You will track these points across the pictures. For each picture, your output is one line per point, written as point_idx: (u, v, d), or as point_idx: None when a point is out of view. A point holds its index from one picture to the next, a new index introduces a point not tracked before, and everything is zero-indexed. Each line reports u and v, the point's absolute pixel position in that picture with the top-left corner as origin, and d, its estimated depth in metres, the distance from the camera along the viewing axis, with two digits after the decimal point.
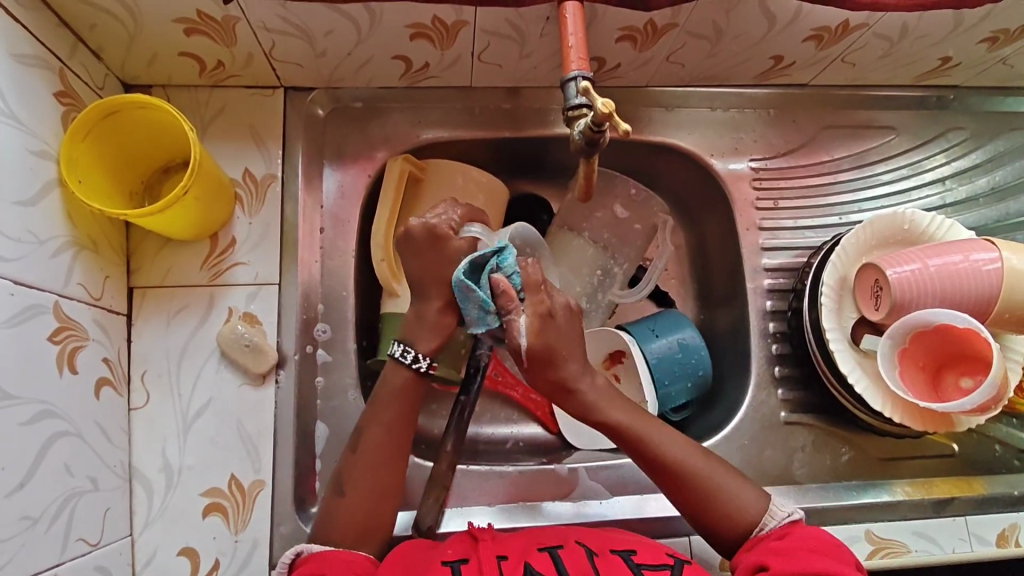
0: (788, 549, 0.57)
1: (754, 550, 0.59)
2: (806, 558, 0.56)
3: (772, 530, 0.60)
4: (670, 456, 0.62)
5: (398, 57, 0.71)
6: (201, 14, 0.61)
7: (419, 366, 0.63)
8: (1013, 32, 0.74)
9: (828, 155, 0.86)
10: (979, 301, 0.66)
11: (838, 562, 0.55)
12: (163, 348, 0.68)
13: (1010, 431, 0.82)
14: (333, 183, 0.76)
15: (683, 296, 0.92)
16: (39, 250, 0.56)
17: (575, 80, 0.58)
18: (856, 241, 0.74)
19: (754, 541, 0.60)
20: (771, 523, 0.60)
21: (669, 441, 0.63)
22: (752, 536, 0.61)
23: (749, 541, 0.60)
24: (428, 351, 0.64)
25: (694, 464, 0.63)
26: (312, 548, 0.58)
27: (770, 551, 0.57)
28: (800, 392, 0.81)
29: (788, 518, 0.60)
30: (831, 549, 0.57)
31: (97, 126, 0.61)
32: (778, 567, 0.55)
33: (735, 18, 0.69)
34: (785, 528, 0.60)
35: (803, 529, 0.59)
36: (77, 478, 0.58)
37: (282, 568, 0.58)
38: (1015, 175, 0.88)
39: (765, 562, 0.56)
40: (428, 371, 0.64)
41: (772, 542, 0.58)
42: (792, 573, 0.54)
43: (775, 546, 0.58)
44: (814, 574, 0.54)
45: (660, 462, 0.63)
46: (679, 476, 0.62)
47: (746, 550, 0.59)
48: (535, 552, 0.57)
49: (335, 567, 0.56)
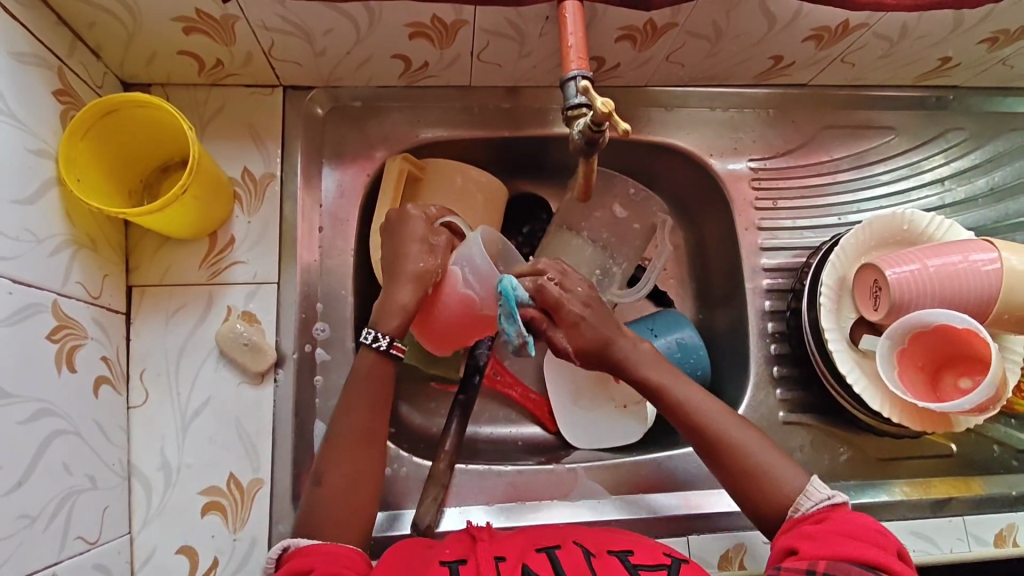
0: (821, 535, 0.56)
1: (789, 533, 0.58)
2: (839, 545, 0.54)
3: (809, 512, 0.58)
4: (713, 427, 0.63)
5: (398, 56, 0.71)
6: (200, 13, 0.61)
7: (380, 346, 0.62)
8: (1013, 33, 0.74)
9: (828, 156, 0.86)
10: (978, 302, 0.66)
11: (870, 547, 0.54)
12: (161, 347, 0.68)
13: (1008, 431, 0.82)
14: (332, 183, 0.76)
15: (682, 296, 0.92)
16: (37, 249, 0.56)
17: (575, 80, 0.58)
18: (855, 241, 0.74)
19: (791, 523, 0.59)
20: (807, 504, 0.59)
21: (717, 415, 0.64)
22: (787, 518, 0.60)
23: (787, 522, 0.60)
24: (390, 331, 0.62)
25: (737, 440, 0.63)
26: (300, 543, 0.57)
27: (804, 534, 0.56)
28: (799, 392, 0.81)
29: (828, 501, 0.58)
30: (867, 534, 0.55)
31: (96, 125, 0.61)
32: (807, 551, 0.54)
33: (735, 18, 0.69)
34: (824, 511, 0.58)
35: (844, 513, 0.57)
36: (75, 477, 0.58)
37: (270, 563, 0.57)
38: (1014, 176, 0.88)
39: (796, 547, 0.55)
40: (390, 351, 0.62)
41: (807, 526, 0.57)
42: (821, 557, 0.53)
43: (807, 530, 0.57)
44: (845, 562, 0.53)
45: (705, 435, 0.63)
46: (723, 450, 0.63)
47: (785, 531, 0.59)
48: (532, 553, 0.56)
49: (328, 562, 0.55)
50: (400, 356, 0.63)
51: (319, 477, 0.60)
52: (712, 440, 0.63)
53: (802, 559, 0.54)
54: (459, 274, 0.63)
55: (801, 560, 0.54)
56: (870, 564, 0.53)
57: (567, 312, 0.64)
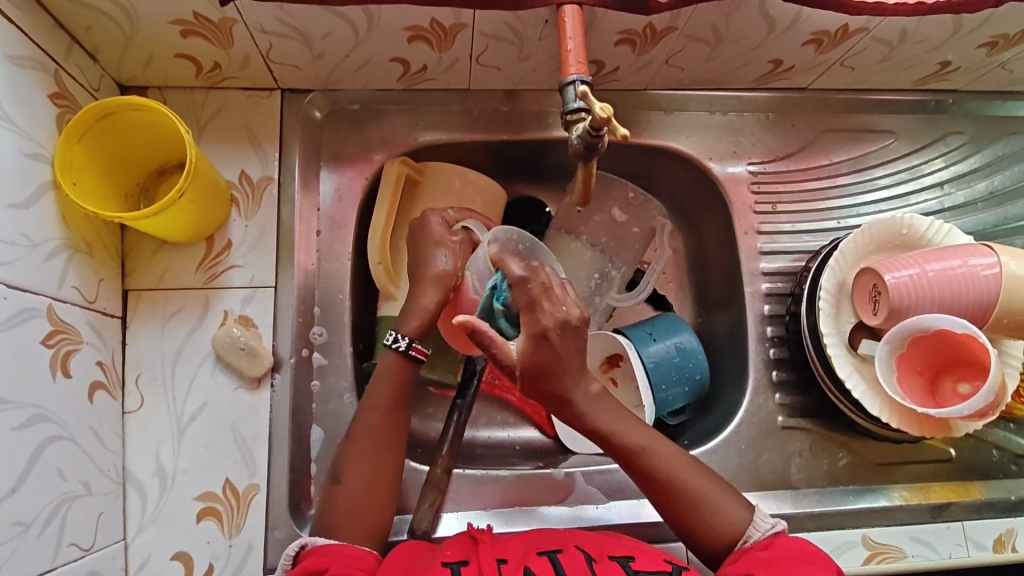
0: (776, 560, 0.56)
1: (739, 562, 0.57)
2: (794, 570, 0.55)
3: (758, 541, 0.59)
4: (654, 467, 0.62)
5: (396, 59, 0.70)
6: (197, 16, 0.61)
7: (398, 346, 0.64)
8: (1013, 37, 0.74)
9: (827, 159, 0.86)
10: (977, 307, 0.66)
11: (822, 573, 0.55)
12: (158, 351, 0.68)
13: (1007, 435, 0.82)
14: (329, 186, 0.76)
15: (681, 300, 0.91)
16: (32, 254, 0.55)
17: (574, 84, 0.57)
18: (854, 245, 0.74)
19: (737, 555, 0.58)
20: (756, 535, 0.60)
21: (660, 453, 0.62)
22: (736, 549, 0.60)
23: (735, 552, 0.59)
24: (410, 332, 0.64)
25: (682, 475, 0.62)
26: (317, 540, 0.57)
27: (758, 561, 0.56)
28: (797, 397, 0.81)
29: (772, 531, 0.60)
30: (816, 559, 0.56)
31: (92, 129, 0.60)
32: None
33: (734, 22, 0.68)
34: (771, 538, 0.59)
35: (789, 540, 0.58)
36: (70, 483, 0.57)
37: (287, 561, 0.57)
38: (1013, 180, 0.88)
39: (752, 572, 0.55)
40: (408, 351, 0.64)
41: (759, 552, 0.57)
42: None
43: (762, 556, 0.57)
44: None
45: (649, 473, 0.62)
46: (668, 489, 0.61)
47: (730, 562, 0.58)
48: (534, 556, 0.56)
49: (344, 563, 0.55)
50: (422, 358, 0.65)
51: (330, 487, 0.60)
52: (658, 479, 0.62)
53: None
54: (472, 280, 0.67)
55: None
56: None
57: (530, 323, 0.58)
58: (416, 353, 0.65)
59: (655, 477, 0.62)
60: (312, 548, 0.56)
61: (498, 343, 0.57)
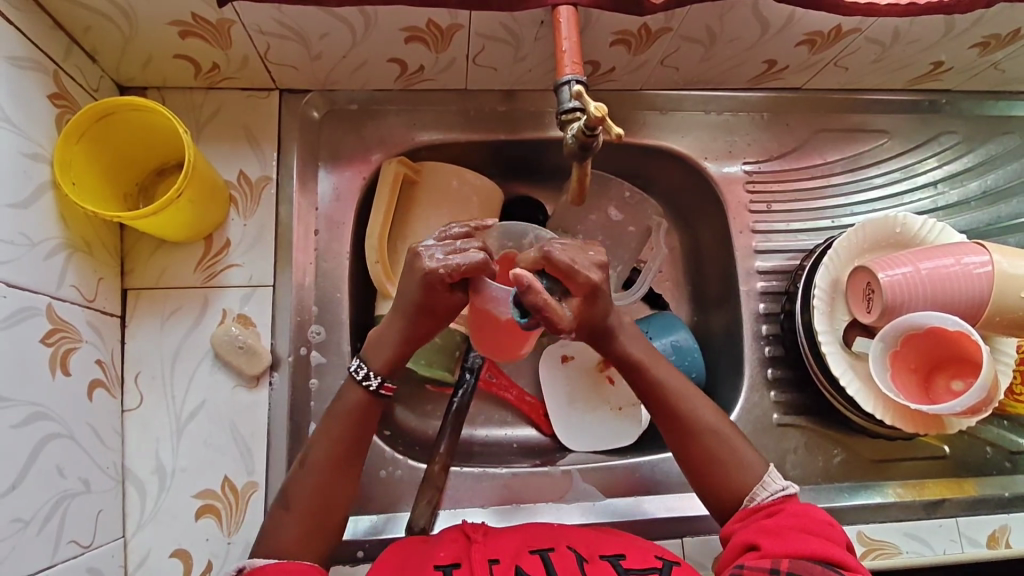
0: (780, 529, 0.57)
1: (747, 528, 0.59)
2: (797, 540, 0.55)
3: (763, 503, 0.60)
4: (685, 409, 0.64)
5: (394, 60, 0.71)
6: (195, 17, 0.61)
7: (369, 384, 0.62)
8: (1005, 37, 0.75)
9: (822, 159, 0.87)
10: (970, 305, 0.66)
11: (825, 542, 0.55)
12: (157, 350, 0.68)
13: (1001, 433, 0.83)
14: (327, 186, 0.76)
15: (678, 299, 0.92)
16: (32, 253, 0.56)
17: (569, 84, 0.58)
18: (848, 243, 0.75)
19: (744, 515, 0.60)
20: (762, 495, 0.61)
21: (688, 398, 0.65)
22: (741, 508, 0.61)
23: (740, 512, 0.61)
24: (381, 369, 0.62)
25: (706, 422, 0.64)
26: (257, 562, 0.56)
27: (763, 531, 0.57)
28: (792, 394, 0.82)
29: (780, 492, 0.60)
30: (822, 529, 0.57)
31: (91, 128, 0.61)
32: (770, 548, 0.55)
33: (728, 23, 0.69)
34: (777, 501, 0.60)
35: (797, 506, 0.59)
36: (69, 481, 0.58)
37: None
38: (1006, 179, 0.89)
39: (757, 543, 0.56)
40: (379, 390, 0.62)
41: (764, 521, 0.58)
42: (782, 554, 0.54)
43: (766, 526, 0.58)
44: (804, 558, 0.54)
45: (675, 414, 0.65)
46: (692, 432, 0.64)
47: (738, 523, 0.60)
48: (525, 555, 0.57)
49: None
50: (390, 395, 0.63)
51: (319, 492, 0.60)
52: (683, 421, 0.64)
53: (764, 557, 0.54)
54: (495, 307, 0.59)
55: (762, 558, 0.54)
56: (830, 561, 0.54)
57: (579, 287, 0.57)
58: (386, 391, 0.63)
59: (685, 417, 0.64)
60: (250, 571, 0.55)
61: (552, 308, 0.52)
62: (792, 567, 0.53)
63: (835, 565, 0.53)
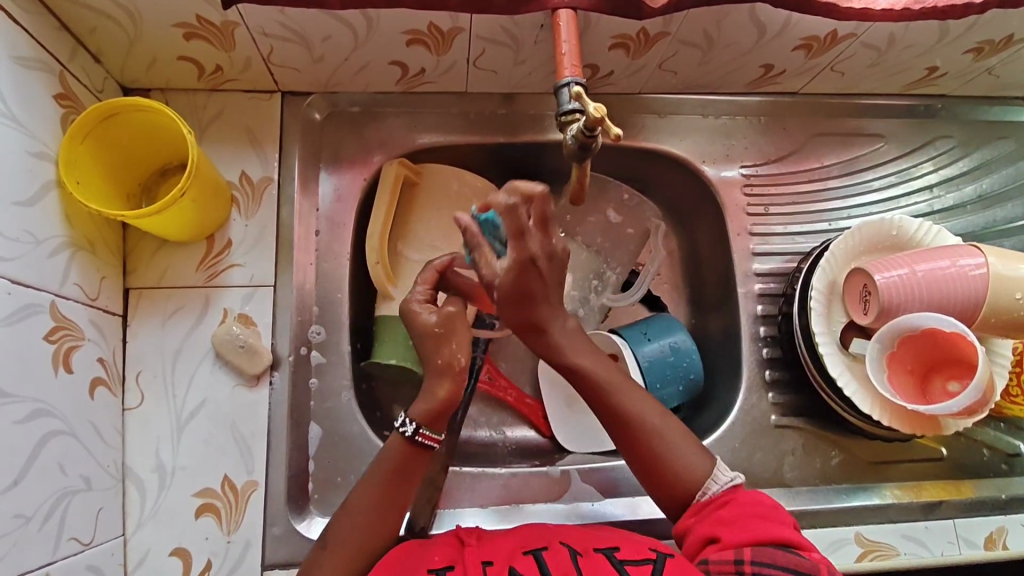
0: (737, 518, 0.58)
1: (703, 520, 0.59)
2: (756, 528, 0.57)
3: (715, 495, 0.60)
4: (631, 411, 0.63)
5: (395, 63, 0.72)
6: (200, 20, 0.62)
7: (405, 431, 0.60)
8: (998, 43, 0.76)
9: (819, 163, 0.87)
10: (964, 307, 0.67)
11: (780, 527, 0.57)
12: (158, 349, 0.69)
13: (997, 435, 0.83)
14: (328, 188, 0.76)
15: (676, 301, 0.92)
16: (37, 250, 0.56)
17: (568, 86, 0.59)
18: (845, 246, 0.76)
19: (697, 508, 0.60)
20: (712, 487, 0.61)
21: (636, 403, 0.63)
22: (695, 501, 0.61)
23: (693, 505, 0.61)
24: (417, 416, 0.60)
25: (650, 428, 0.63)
26: None
27: (719, 522, 0.58)
28: (790, 396, 0.82)
29: (729, 484, 0.61)
30: (772, 511, 0.58)
31: (94, 129, 0.61)
32: (729, 539, 0.56)
33: (725, 27, 0.70)
34: (727, 493, 0.60)
35: (746, 495, 0.60)
36: (71, 477, 0.58)
37: None
38: (1001, 183, 0.90)
39: (715, 535, 0.57)
40: (415, 436, 0.60)
41: (718, 512, 0.59)
42: (743, 544, 0.55)
43: (722, 516, 0.58)
44: (765, 544, 0.55)
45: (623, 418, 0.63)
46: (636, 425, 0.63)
47: (691, 517, 0.60)
48: (520, 556, 0.57)
49: None
50: (430, 444, 0.61)
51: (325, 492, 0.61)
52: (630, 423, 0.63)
53: (727, 549, 0.56)
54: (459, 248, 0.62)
55: (725, 550, 0.56)
56: (788, 544, 0.56)
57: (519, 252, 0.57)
58: (425, 439, 0.60)
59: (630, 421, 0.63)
60: None
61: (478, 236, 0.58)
62: (756, 556, 0.54)
63: (792, 547, 0.56)
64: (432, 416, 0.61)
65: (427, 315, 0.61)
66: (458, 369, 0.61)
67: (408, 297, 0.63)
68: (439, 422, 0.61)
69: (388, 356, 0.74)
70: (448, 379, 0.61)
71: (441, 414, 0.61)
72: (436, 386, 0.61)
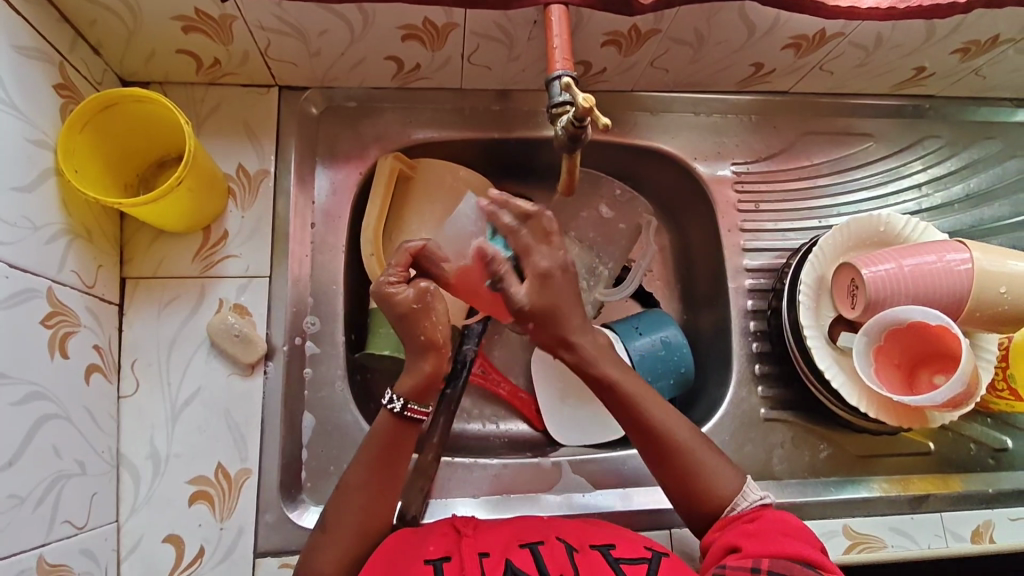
0: (762, 531, 0.59)
1: (728, 532, 0.60)
2: (778, 542, 0.57)
3: (743, 511, 0.61)
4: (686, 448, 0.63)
5: (390, 58, 0.73)
6: (198, 12, 0.63)
7: (393, 407, 0.61)
8: (983, 43, 0.77)
9: (808, 161, 0.89)
10: (950, 301, 0.68)
11: (803, 545, 0.58)
12: (154, 338, 0.70)
13: (984, 430, 0.84)
14: (323, 181, 0.78)
15: (669, 297, 0.93)
16: (34, 236, 0.57)
17: (559, 79, 0.60)
18: (834, 240, 0.77)
19: (723, 522, 0.61)
20: (742, 504, 0.62)
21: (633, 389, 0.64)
22: (722, 517, 0.62)
23: (721, 520, 0.62)
24: (404, 392, 0.61)
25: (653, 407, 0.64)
26: None
27: (744, 534, 0.59)
28: (779, 390, 0.83)
29: (759, 502, 0.62)
30: (799, 532, 0.59)
31: (93, 119, 0.62)
32: (751, 550, 0.57)
33: (715, 25, 0.71)
34: (755, 509, 0.61)
35: (774, 513, 0.61)
36: (66, 461, 0.59)
37: None
38: (989, 182, 0.91)
39: (737, 544, 0.58)
40: (402, 411, 0.61)
41: (745, 525, 0.60)
42: (764, 555, 0.56)
43: (747, 529, 0.59)
44: (785, 558, 0.56)
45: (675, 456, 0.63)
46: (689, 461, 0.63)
47: (717, 530, 0.61)
48: (516, 549, 0.58)
49: None
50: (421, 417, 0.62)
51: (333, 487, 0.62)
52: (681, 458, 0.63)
53: (745, 557, 0.56)
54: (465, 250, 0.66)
55: (743, 557, 0.56)
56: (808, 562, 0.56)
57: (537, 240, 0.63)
58: (414, 414, 0.62)
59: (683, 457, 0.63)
60: None
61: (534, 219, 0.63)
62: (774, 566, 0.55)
63: (813, 565, 0.56)
64: (419, 390, 0.62)
65: (403, 292, 0.60)
66: (441, 345, 0.62)
67: (380, 279, 0.62)
68: (425, 395, 0.62)
69: (382, 346, 0.75)
70: (431, 354, 0.62)
71: (427, 387, 0.62)
72: (421, 362, 0.62)
